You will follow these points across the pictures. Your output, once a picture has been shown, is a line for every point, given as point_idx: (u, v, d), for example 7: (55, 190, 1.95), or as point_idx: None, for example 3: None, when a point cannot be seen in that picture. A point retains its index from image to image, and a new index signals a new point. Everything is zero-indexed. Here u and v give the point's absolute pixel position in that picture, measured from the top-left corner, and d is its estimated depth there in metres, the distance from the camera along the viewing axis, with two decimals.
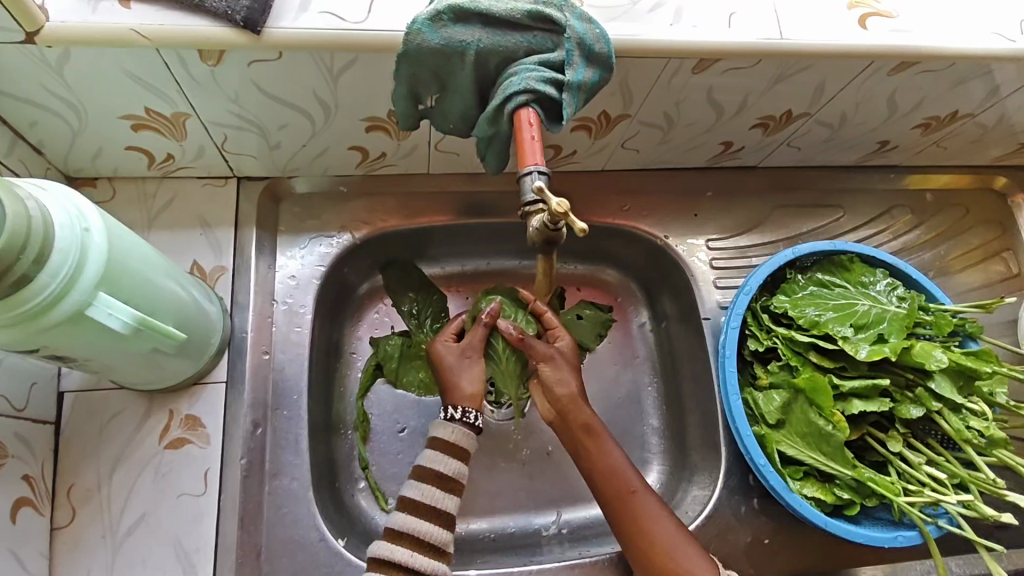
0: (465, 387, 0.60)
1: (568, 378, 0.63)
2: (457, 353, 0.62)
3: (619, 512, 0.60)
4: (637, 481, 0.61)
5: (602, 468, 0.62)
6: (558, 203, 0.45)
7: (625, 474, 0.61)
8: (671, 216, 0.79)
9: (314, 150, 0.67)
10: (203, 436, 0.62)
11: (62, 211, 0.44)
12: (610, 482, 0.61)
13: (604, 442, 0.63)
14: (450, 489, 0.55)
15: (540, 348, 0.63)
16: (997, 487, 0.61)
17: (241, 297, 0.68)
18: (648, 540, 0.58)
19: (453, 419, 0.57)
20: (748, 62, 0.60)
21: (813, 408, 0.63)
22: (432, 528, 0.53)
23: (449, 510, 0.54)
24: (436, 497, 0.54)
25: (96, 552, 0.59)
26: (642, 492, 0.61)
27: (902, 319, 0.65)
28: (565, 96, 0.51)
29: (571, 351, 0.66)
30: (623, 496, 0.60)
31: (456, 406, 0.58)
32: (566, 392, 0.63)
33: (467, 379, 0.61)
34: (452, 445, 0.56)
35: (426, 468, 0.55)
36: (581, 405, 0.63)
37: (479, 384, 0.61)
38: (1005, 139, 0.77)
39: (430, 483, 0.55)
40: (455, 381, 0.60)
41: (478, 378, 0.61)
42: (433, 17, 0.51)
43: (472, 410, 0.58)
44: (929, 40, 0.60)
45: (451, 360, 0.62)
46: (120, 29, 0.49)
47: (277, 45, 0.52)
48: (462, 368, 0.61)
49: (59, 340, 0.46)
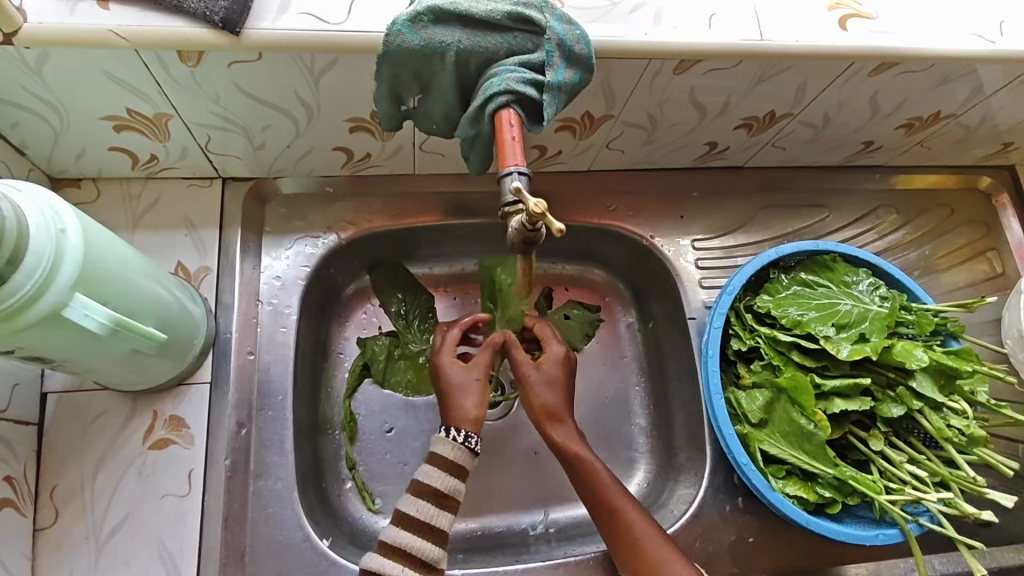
0: (467, 410, 0.58)
1: (548, 395, 0.62)
2: (464, 373, 0.60)
3: (606, 528, 0.60)
4: (622, 499, 0.61)
5: (587, 487, 0.61)
6: (535, 203, 0.45)
7: (610, 492, 0.61)
8: (657, 217, 0.79)
9: (299, 151, 0.67)
10: (187, 436, 0.62)
11: (36, 212, 0.44)
12: (594, 500, 0.61)
13: (588, 461, 0.61)
14: (445, 506, 0.54)
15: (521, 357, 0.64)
16: (977, 485, 0.61)
17: (225, 297, 0.68)
18: (635, 560, 0.58)
19: (454, 439, 0.55)
20: (729, 63, 0.60)
21: (795, 407, 0.64)
22: (424, 545, 0.52)
23: (442, 527, 0.53)
24: (430, 513, 0.53)
25: (79, 552, 0.59)
26: (626, 508, 0.60)
27: (883, 318, 0.65)
28: (546, 97, 0.51)
29: (558, 365, 0.63)
30: (608, 515, 0.60)
31: (460, 429, 0.56)
32: (540, 407, 0.62)
33: (470, 402, 0.59)
34: (450, 464, 0.54)
35: (423, 483, 0.54)
36: (555, 427, 0.62)
37: (483, 408, 0.58)
38: (989, 139, 0.77)
39: (426, 500, 0.53)
40: (460, 403, 0.58)
41: (483, 404, 0.59)
42: (413, 18, 0.51)
43: (474, 434, 0.56)
44: (908, 41, 0.61)
45: (456, 378, 0.60)
46: (98, 29, 0.50)
47: (257, 46, 0.52)
48: (470, 386, 0.60)
49: (36, 341, 0.46)
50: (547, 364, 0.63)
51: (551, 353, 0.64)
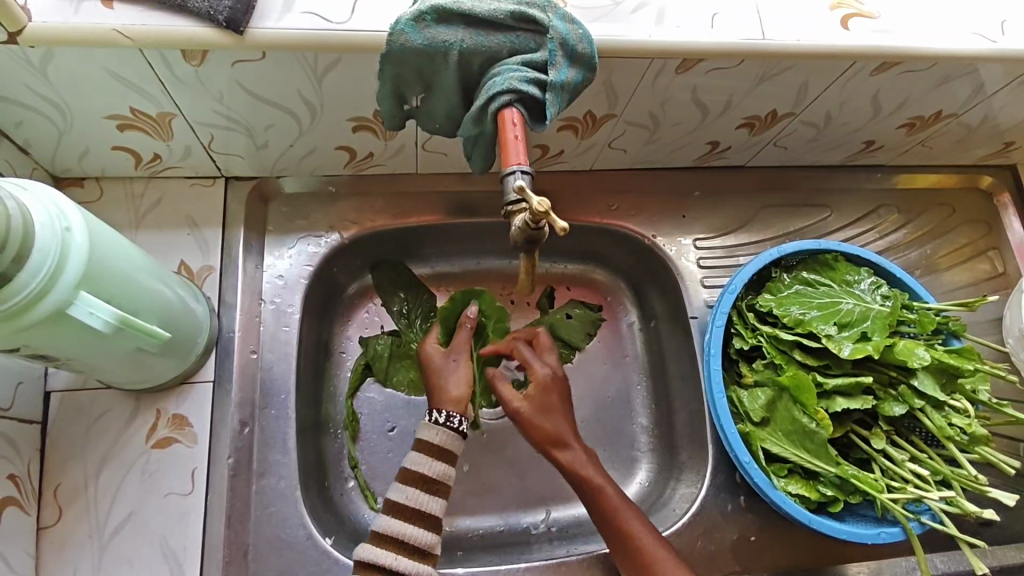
0: (450, 391, 0.61)
1: (546, 428, 0.62)
2: (444, 356, 0.65)
3: (619, 550, 0.60)
4: (635, 523, 0.60)
5: (599, 508, 0.61)
6: (538, 202, 0.45)
7: (621, 515, 0.60)
8: (659, 216, 0.79)
9: (302, 150, 0.67)
10: (190, 435, 0.63)
11: (42, 211, 0.44)
12: (605, 524, 0.60)
13: (598, 484, 0.61)
14: (435, 492, 0.54)
15: (507, 396, 0.64)
16: (979, 483, 0.61)
17: (228, 297, 0.68)
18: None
19: (437, 422, 0.57)
20: (731, 62, 0.60)
21: (797, 405, 0.64)
22: (414, 531, 0.52)
23: (434, 513, 0.54)
24: (420, 500, 0.53)
25: (82, 551, 0.59)
26: (639, 531, 0.59)
27: (885, 317, 0.65)
28: (549, 96, 0.51)
29: (543, 390, 0.63)
30: (621, 538, 0.59)
31: (441, 410, 0.58)
32: (542, 440, 0.62)
33: (453, 384, 0.62)
34: (436, 448, 0.56)
35: (411, 470, 0.55)
36: (563, 450, 0.62)
37: (465, 388, 0.61)
38: (990, 138, 0.78)
39: (416, 486, 0.54)
40: (442, 385, 0.61)
41: (465, 383, 0.62)
42: (416, 18, 0.51)
43: (456, 414, 0.58)
44: (910, 41, 0.61)
45: (437, 361, 0.64)
46: (102, 29, 0.50)
47: (260, 45, 0.52)
48: (449, 368, 0.63)
49: (40, 340, 0.46)
50: (533, 395, 0.63)
51: (536, 378, 0.64)
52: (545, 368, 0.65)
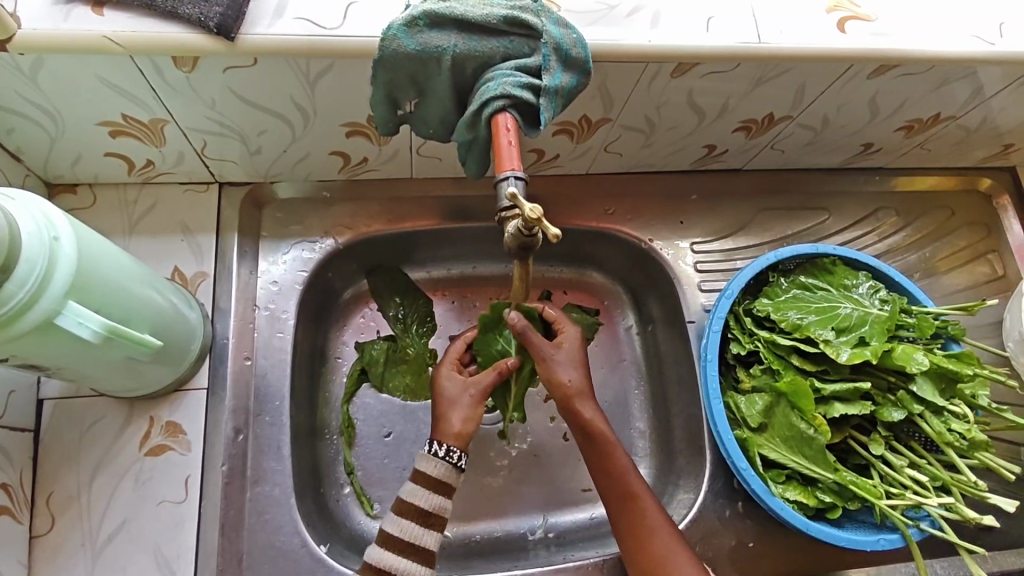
0: (453, 423, 0.58)
1: (569, 372, 0.62)
2: (459, 387, 0.60)
3: (618, 514, 0.60)
4: (639, 486, 0.61)
5: (605, 468, 0.61)
6: (531, 209, 0.44)
7: (628, 478, 0.61)
8: (656, 220, 0.79)
9: (296, 156, 0.67)
10: (184, 441, 0.62)
11: (30, 220, 0.44)
12: (611, 484, 0.61)
13: (609, 444, 0.62)
14: (430, 525, 0.54)
15: (538, 344, 0.62)
16: (978, 490, 0.60)
17: (222, 302, 0.68)
18: (644, 549, 0.58)
19: (436, 455, 0.55)
20: (727, 66, 0.60)
21: (795, 411, 0.63)
22: (408, 565, 0.52)
23: (427, 546, 0.53)
24: (415, 533, 0.53)
25: (75, 559, 0.59)
26: (642, 493, 0.61)
27: (883, 322, 0.65)
28: (543, 101, 0.51)
29: (577, 346, 0.64)
30: (623, 498, 0.60)
31: (441, 442, 0.56)
32: (563, 384, 0.62)
33: (458, 416, 0.58)
34: (432, 480, 0.55)
35: (407, 501, 0.54)
36: (583, 403, 0.62)
37: (469, 423, 0.58)
38: (990, 140, 0.77)
39: (411, 519, 0.54)
40: (447, 414, 0.58)
41: (472, 419, 0.58)
42: (408, 23, 0.51)
43: (457, 449, 0.56)
44: (908, 43, 0.60)
45: (451, 391, 0.60)
46: (92, 37, 0.49)
47: (252, 51, 0.52)
48: (461, 402, 0.59)
49: (29, 349, 0.46)
50: (566, 345, 0.63)
51: (568, 333, 0.65)
52: (573, 328, 0.65)
